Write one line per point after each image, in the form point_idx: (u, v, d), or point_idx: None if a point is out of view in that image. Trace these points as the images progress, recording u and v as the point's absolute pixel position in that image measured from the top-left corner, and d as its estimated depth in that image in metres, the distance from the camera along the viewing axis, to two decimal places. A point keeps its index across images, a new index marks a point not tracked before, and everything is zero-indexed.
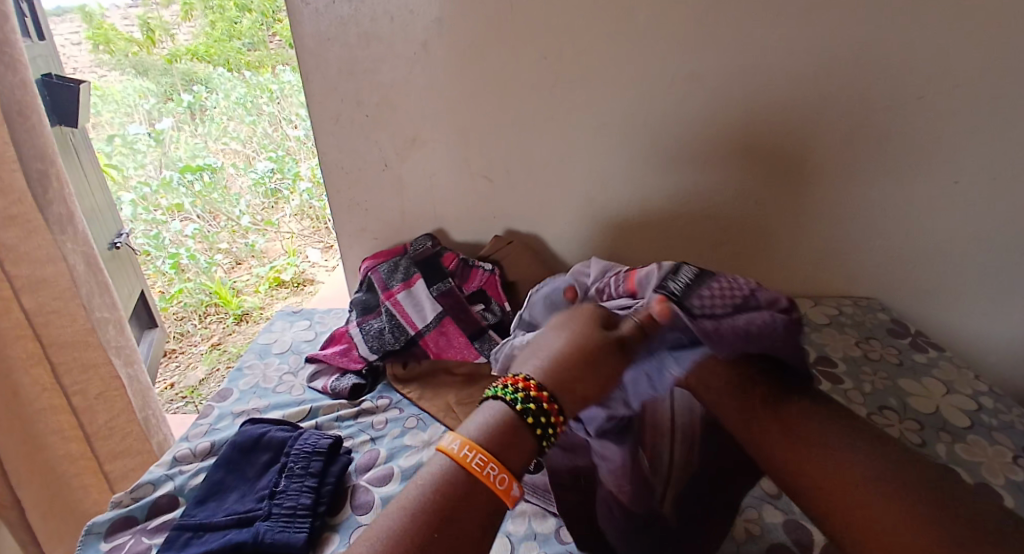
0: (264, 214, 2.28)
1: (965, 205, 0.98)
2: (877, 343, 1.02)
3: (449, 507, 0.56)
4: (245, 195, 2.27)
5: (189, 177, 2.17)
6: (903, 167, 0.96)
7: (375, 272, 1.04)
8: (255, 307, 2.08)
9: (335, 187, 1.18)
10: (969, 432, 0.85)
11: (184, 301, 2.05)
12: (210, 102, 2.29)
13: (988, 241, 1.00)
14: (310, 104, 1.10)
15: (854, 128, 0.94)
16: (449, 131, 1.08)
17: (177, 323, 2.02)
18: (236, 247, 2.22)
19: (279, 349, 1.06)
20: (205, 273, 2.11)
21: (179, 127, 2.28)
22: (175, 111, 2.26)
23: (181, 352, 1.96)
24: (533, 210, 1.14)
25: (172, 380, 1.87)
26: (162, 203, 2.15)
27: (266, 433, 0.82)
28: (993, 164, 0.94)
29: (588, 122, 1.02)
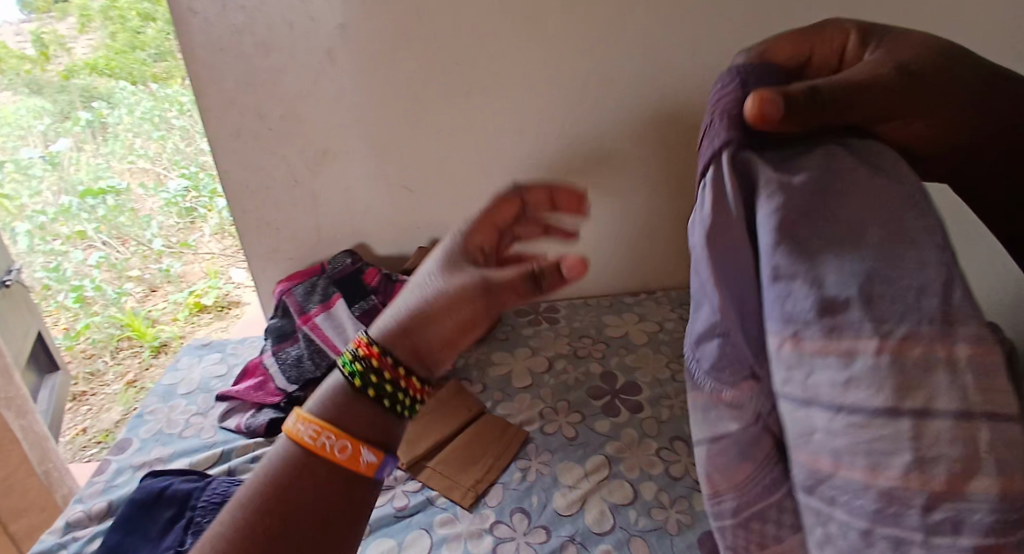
0: (179, 235, 2.07)
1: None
2: None
3: (293, 501, 0.40)
4: (156, 217, 2.06)
5: (91, 201, 2.00)
6: None
7: (290, 294, 0.98)
8: (173, 338, 1.87)
9: (242, 207, 1.09)
10: None
11: (93, 336, 1.86)
12: (111, 118, 2.10)
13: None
14: (205, 118, 1.01)
15: None
16: (363, 142, 1.03)
17: (86, 362, 1.83)
18: (150, 274, 2.00)
19: (186, 390, 0.97)
20: (114, 304, 1.92)
21: (79, 147, 2.06)
22: (73, 129, 2.05)
23: (93, 395, 1.77)
24: (459, 218, 1.10)
25: (84, 425, 1.69)
26: (62, 231, 1.97)
27: (168, 487, 0.73)
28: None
29: (507, 126, 1.00)
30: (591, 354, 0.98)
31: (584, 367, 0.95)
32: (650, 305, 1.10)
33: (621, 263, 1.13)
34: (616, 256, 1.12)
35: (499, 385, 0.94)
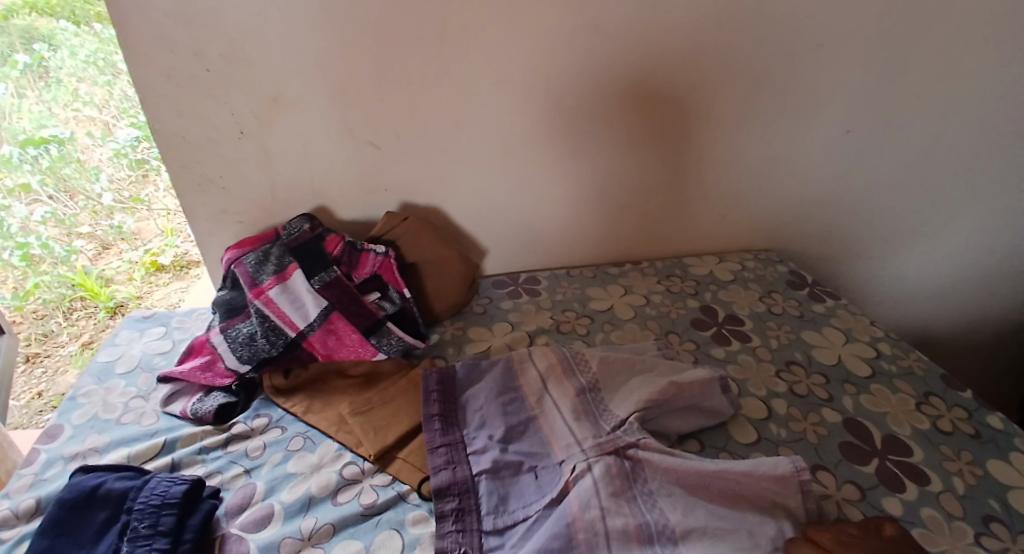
0: (132, 190, 1.77)
1: (841, 119, 1.03)
2: (778, 296, 1.04)
3: None
4: (105, 169, 1.72)
5: (32, 151, 1.58)
6: (779, 111, 1.01)
7: (239, 265, 0.87)
8: (131, 297, 1.68)
9: (181, 161, 0.94)
10: (871, 382, 0.85)
11: (42, 297, 1.61)
12: (52, 61, 1.58)
13: (859, 184, 1.10)
14: (128, 53, 0.85)
15: (739, 92, 0.98)
16: (321, 88, 0.90)
17: (38, 323, 1.62)
18: (102, 231, 1.73)
19: (125, 369, 0.88)
20: (64, 263, 1.65)
21: (17, 92, 1.56)
22: (8, 74, 1.53)
23: (47, 356, 1.59)
24: (429, 175, 1.01)
25: (38, 388, 1.54)
26: (2, 183, 1.58)
27: (102, 485, 0.65)
28: (895, 88, 1.00)
29: (486, 74, 0.92)
30: (575, 330, 0.96)
31: (568, 346, 0.92)
32: (635, 276, 1.09)
33: (599, 224, 1.12)
34: (601, 204, 1.09)
35: None
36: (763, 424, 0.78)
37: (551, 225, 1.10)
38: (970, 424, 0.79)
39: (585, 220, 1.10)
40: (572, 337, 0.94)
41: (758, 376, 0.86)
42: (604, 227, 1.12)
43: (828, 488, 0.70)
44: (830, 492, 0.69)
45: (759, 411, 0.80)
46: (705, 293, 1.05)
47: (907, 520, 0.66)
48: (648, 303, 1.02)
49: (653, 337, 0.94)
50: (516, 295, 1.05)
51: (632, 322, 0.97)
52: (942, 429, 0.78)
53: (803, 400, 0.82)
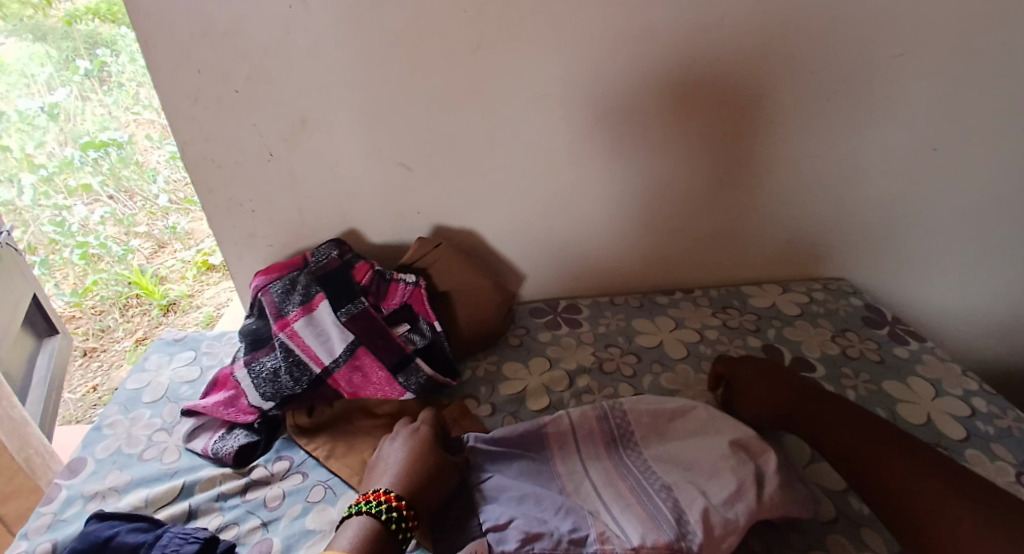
0: (188, 191, 1.81)
1: (921, 137, 0.92)
2: (854, 335, 0.93)
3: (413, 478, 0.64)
4: (162, 170, 1.77)
5: (93, 154, 1.67)
6: (854, 127, 0.91)
7: (266, 294, 0.83)
8: (183, 296, 1.68)
9: (208, 185, 0.91)
10: (967, 447, 0.74)
11: (101, 293, 1.67)
12: (113, 67, 1.64)
13: (939, 207, 0.99)
14: (154, 77, 0.81)
15: (811, 105, 0.89)
16: (351, 108, 0.85)
17: (96, 318, 1.66)
18: (158, 230, 1.77)
19: (151, 398, 0.85)
20: (121, 262, 1.70)
21: (83, 97, 1.65)
22: (75, 79, 1.62)
23: (103, 352, 1.60)
24: (463, 199, 0.95)
25: (94, 381, 1.55)
26: (69, 184, 1.67)
27: (114, 537, 0.61)
28: (986, 102, 0.88)
29: (527, 91, 0.85)
30: (620, 370, 0.88)
31: (611, 389, 0.84)
32: (686, 308, 1.00)
33: (648, 251, 1.03)
34: (650, 229, 1.01)
35: (511, 408, 0.82)
36: (840, 496, 0.68)
37: (596, 249, 1.02)
38: None
39: (632, 245, 1.02)
40: (617, 376, 0.87)
41: None
42: (651, 252, 1.03)
43: None
44: None
45: (836, 481, 0.70)
46: (768, 330, 0.95)
47: None
48: (702, 340, 0.93)
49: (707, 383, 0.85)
50: (555, 326, 0.98)
51: (684, 363, 0.89)
52: None
53: None
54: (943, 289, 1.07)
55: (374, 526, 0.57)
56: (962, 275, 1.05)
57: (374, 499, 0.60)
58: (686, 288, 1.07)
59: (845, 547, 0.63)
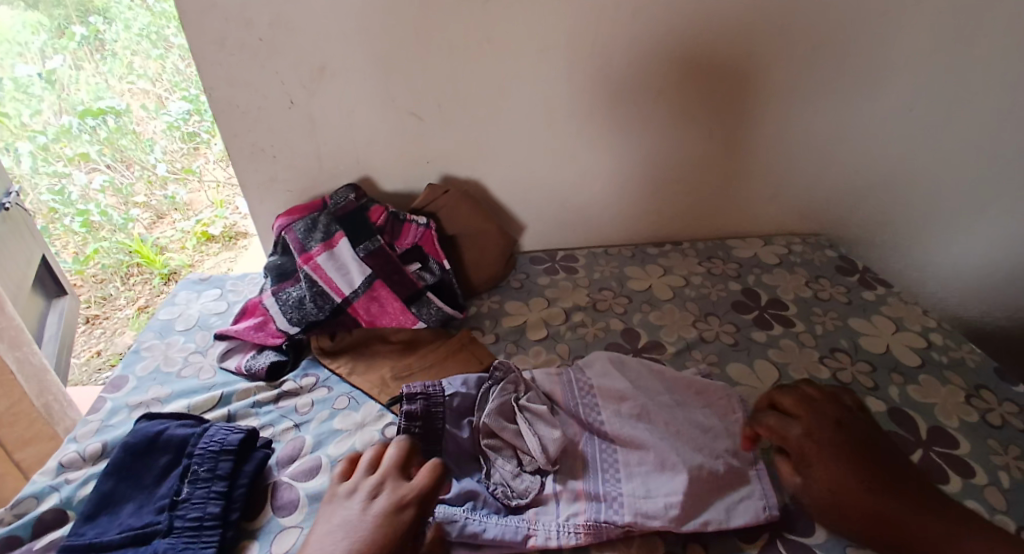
0: (184, 161, 1.76)
1: (896, 97, 0.99)
2: (827, 282, 1.02)
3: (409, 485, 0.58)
4: (159, 140, 1.72)
5: (91, 122, 1.61)
6: (832, 87, 0.98)
7: (289, 231, 0.91)
8: (184, 266, 1.64)
9: (232, 130, 0.98)
10: (921, 372, 0.84)
11: (102, 261, 1.60)
12: (107, 35, 1.66)
13: (912, 164, 1.06)
14: (184, 23, 0.88)
15: (796, 64, 0.96)
16: (366, 57, 0.92)
17: (97, 287, 1.60)
18: (156, 200, 1.72)
19: (183, 326, 0.93)
20: (122, 230, 1.64)
21: (77, 66, 1.64)
22: (68, 47, 1.60)
23: (106, 319, 1.58)
24: (469, 148, 1.02)
25: (99, 347, 1.52)
26: (66, 152, 1.61)
27: (164, 431, 0.70)
28: (950, 62, 0.95)
29: (530, 45, 0.92)
30: (612, 308, 0.96)
31: (603, 323, 0.93)
32: (675, 257, 1.09)
33: (641, 204, 1.11)
34: (642, 182, 1.08)
35: (513, 337, 0.91)
36: None
37: (593, 201, 1.10)
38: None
39: (626, 197, 1.10)
40: (609, 312, 0.96)
41: (801, 361, 0.85)
42: (641, 205, 1.11)
43: None
44: None
45: None
46: (748, 276, 1.04)
47: None
48: (687, 284, 1.02)
49: (690, 319, 0.93)
50: (553, 272, 1.06)
51: (670, 303, 0.97)
52: (991, 423, 0.76)
53: (846, 386, 0.81)
54: (912, 245, 1.15)
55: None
56: (935, 232, 1.13)
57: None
58: (675, 241, 1.16)
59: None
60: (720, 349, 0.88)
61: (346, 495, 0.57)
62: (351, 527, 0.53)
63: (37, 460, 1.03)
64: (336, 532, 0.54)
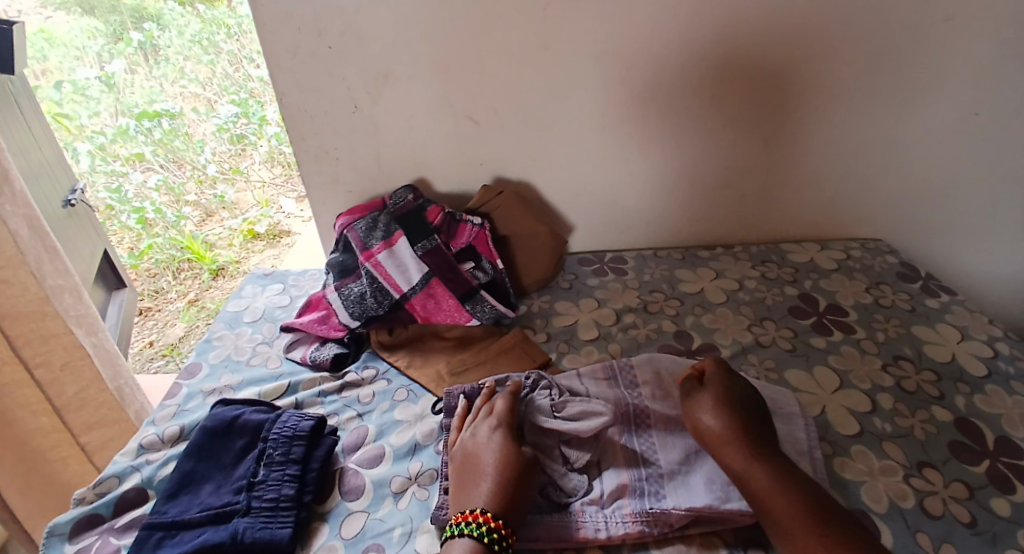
0: (231, 162, 1.84)
1: (963, 102, 0.97)
2: (888, 288, 1.00)
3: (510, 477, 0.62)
4: (209, 142, 1.79)
5: (147, 124, 1.67)
6: (895, 91, 0.96)
7: (351, 229, 0.95)
8: (231, 261, 1.75)
9: (299, 133, 1.02)
10: (987, 382, 0.81)
11: (155, 257, 1.69)
12: (161, 40, 1.66)
13: (978, 170, 1.03)
14: (261, 32, 0.92)
15: (858, 68, 0.94)
16: (428, 63, 0.95)
17: (151, 280, 1.70)
18: (205, 199, 1.80)
19: (250, 318, 0.98)
20: (174, 227, 1.71)
21: (132, 70, 1.67)
22: (126, 51, 1.62)
23: (158, 311, 1.66)
24: (523, 151, 1.04)
25: (151, 338, 1.62)
26: (122, 152, 1.68)
27: (240, 416, 0.73)
28: (1022, 65, 0.92)
29: (588, 50, 0.93)
30: (663, 310, 0.97)
31: (655, 325, 0.94)
32: (728, 261, 1.08)
33: (692, 207, 1.11)
34: (693, 186, 1.08)
35: (564, 336, 0.92)
36: (865, 416, 0.77)
37: (643, 204, 1.10)
38: None
39: (676, 201, 1.10)
40: (660, 314, 0.96)
41: (862, 368, 0.84)
42: (692, 209, 1.11)
43: (934, 485, 0.68)
44: (935, 489, 0.68)
45: (862, 404, 0.79)
46: (805, 281, 1.02)
47: (1021, 523, 0.64)
48: (741, 288, 1.01)
49: (745, 323, 0.93)
50: (603, 273, 1.07)
51: (724, 307, 0.97)
52: None
53: (910, 395, 0.80)
54: (974, 252, 1.12)
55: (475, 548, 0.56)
56: (999, 239, 1.10)
57: (473, 520, 0.58)
58: (726, 244, 1.15)
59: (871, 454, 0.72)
60: (777, 354, 0.87)
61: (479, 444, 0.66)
62: (478, 475, 0.63)
63: (99, 445, 1.04)
64: (464, 482, 0.63)
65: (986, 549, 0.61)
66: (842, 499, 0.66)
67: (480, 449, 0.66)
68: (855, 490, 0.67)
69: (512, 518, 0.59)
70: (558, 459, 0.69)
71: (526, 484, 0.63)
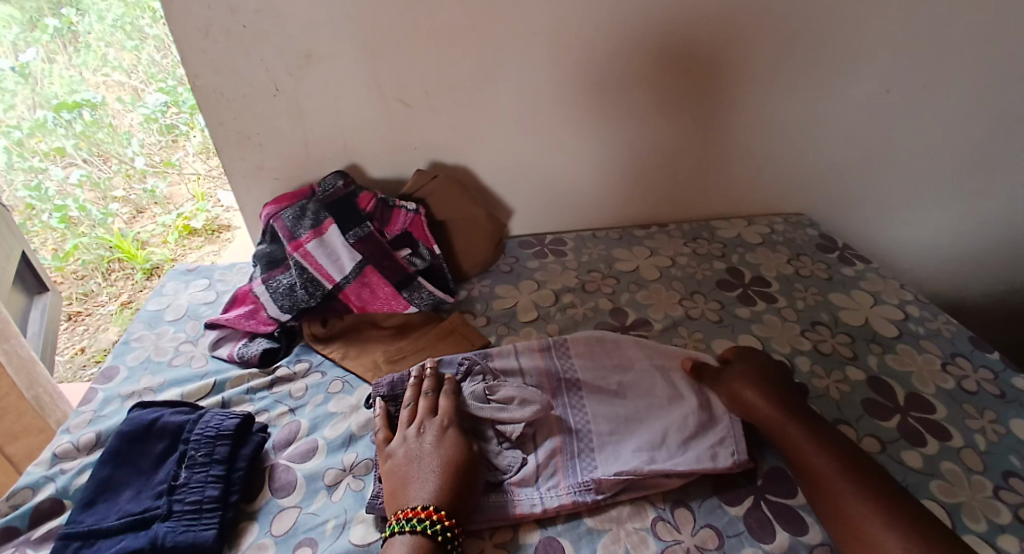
0: (163, 154, 1.73)
1: (874, 78, 1.01)
2: (808, 259, 1.04)
3: (453, 473, 0.61)
4: (137, 133, 1.69)
5: (66, 115, 1.56)
6: (814, 69, 1.00)
7: (278, 219, 0.91)
8: (166, 260, 1.63)
9: (218, 118, 0.97)
10: (897, 342, 0.86)
11: (81, 259, 1.58)
12: (81, 27, 1.58)
13: (893, 144, 1.08)
14: (166, 10, 0.86)
15: (779, 46, 0.97)
16: (352, 42, 0.91)
17: (78, 283, 1.58)
18: (136, 195, 1.69)
19: (173, 316, 0.93)
20: (101, 226, 1.61)
21: (50, 58, 1.55)
22: (42, 38, 1.52)
23: (88, 315, 1.55)
24: (457, 133, 1.02)
25: (83, 344, 1.50)
26: (41, 147, 1.56)
27: (159, 419, 0.70)
28: (928, 40, 0.97)
29: (517, 27, 0.92)
30: (600, 289, 0.98)
31: (592, 304, 0.94)
32: (659, 238, 1.10)
33: (628, 186, 1.12)
34: (630, 165, 1.09)
35: (504, 319, 0.92)
36: None
37: (581, 184, 1.11)
38: (999, 388, 0.80)
39: (612, 181, 1.11)
40: (597, 293, 0.97)
41: (783, 335, 0.88)
42: (628, 188, 1.12)
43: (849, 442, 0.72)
44: None
45: None
46: (732, 255, 1.05)
47: (927, 472, 0.68)
48: (673, 264, 1.03)
49: (676, 297, 0.95)
50: (542, 255, 1.07)
51: (657, 283, 0.99)
52: (966, 389, 0.79)
53: (827, 357, 0.84)
54: (894, 221, 1.18)
55: (422, 545, 0.55)
56: (914, 208, 1.16)
57: (418, 516, 0.57)
58: (661, 222, 1.17)
59: None
60: (704, 326, 0.89)
61: (414, 440, 0.65)
62: (418, 469, 0.62)
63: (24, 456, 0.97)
64: (402, 479, 0.61)
65: None
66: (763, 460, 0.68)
67: (417, 447, 0.64)
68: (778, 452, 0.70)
69: (456, 508, 0.59)
70: (493, 438, 0.68)
71: (468, 475, 0.62)
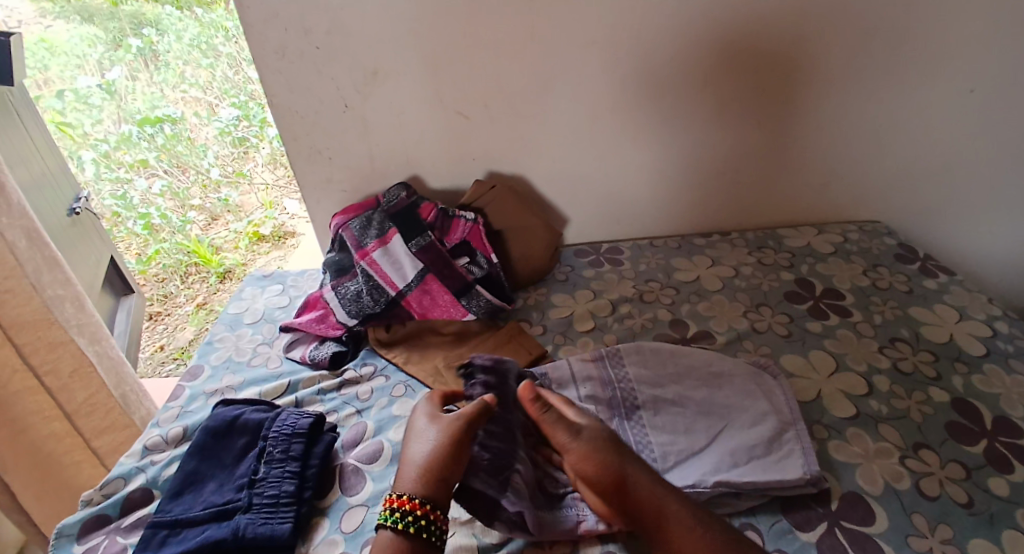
0: (235, 165, 1.84)
1: (953, 80, 0.96)
2: (885, 270, 1.00)
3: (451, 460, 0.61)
4: (212, 146, 1.80)
5: (149, 130, 1.69)
6: (886, 72, 0.96)
7: (346, 229, 0.96)
8: (238, 264, 1.75)
9: (292, 134, 1.03)
10: (985, 361, 0.81)
11: (163, 262, 1.70)
12: (161, 46, 1.71)
13: (974, 148, 1.02)
14: (248, 34, 0.93)
15: (848, 50, 0.94)
16: (415, 58, 0.95)
17: (159, 286, 1.70)
18: (210, 203, 1.80)
19: (251, 319, 0.99)
20: (180, 232, 1.72)
21: (134, 77, 1.70)
22: (125, 57, 1.66)
23: (168, 315, 1.67)
24: (515, 144, 1.05)
25: (161, 341, 1.62)
26: (126, 159, 1.70)
27: (240, 416, 0.75)
28: (1015, 37, 0.91)
29: (576, 38, 0.93)
30: (659, 300, 0.97)
31: (651, 314, 0.94)
32: (722, 248, 1.08)
33: (686, 195, 1.11)
34: (688, 173, 1.08)
35: (561, 329, 0.93)
36: (860, 399, 0.77)
37: (637, 193, 1.10)
38: None
39: (670, 189, 1.10)
40: (656, 304, 0.96)
41: (858, 351, 0.84)
42: (687, 196, 1.11)
43: (931, 466, 0.68)
44: (931, 470, 0.68)
45: (858, 387, 0.79)
46: (801, 266, 1.02)
47: (1017, 501, 0.64)
48: (737, 275, 1.01)
49: (740, 310, 0.93)
50: (598, 264, 1.07)
51: (719, 294, 0.97)
52: None
53: (907, 377, 0.80)
54: (975, 230, 1.11)
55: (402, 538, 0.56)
56: (998, 215, 1.09)
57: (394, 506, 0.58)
58: (723, 231, 1.14)
59: (863, 436, 0.72)
60: (772, 340, 0.87)
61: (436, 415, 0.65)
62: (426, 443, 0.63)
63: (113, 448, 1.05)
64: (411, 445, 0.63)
65: (981, 529, 0.62)
66: (835, 482, 0.67)
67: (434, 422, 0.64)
68: (851, 473, 0.68)
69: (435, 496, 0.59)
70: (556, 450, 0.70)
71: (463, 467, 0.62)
